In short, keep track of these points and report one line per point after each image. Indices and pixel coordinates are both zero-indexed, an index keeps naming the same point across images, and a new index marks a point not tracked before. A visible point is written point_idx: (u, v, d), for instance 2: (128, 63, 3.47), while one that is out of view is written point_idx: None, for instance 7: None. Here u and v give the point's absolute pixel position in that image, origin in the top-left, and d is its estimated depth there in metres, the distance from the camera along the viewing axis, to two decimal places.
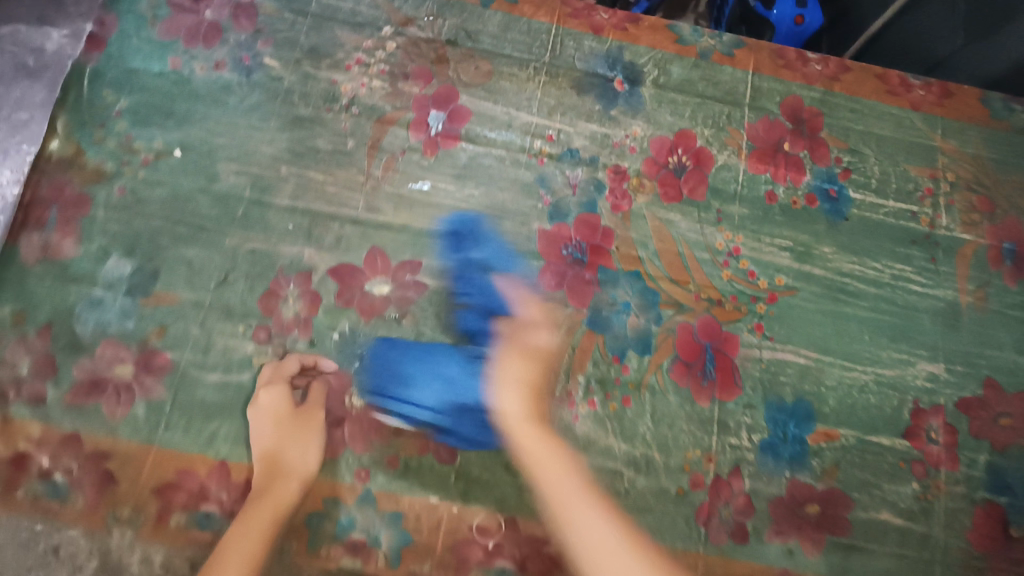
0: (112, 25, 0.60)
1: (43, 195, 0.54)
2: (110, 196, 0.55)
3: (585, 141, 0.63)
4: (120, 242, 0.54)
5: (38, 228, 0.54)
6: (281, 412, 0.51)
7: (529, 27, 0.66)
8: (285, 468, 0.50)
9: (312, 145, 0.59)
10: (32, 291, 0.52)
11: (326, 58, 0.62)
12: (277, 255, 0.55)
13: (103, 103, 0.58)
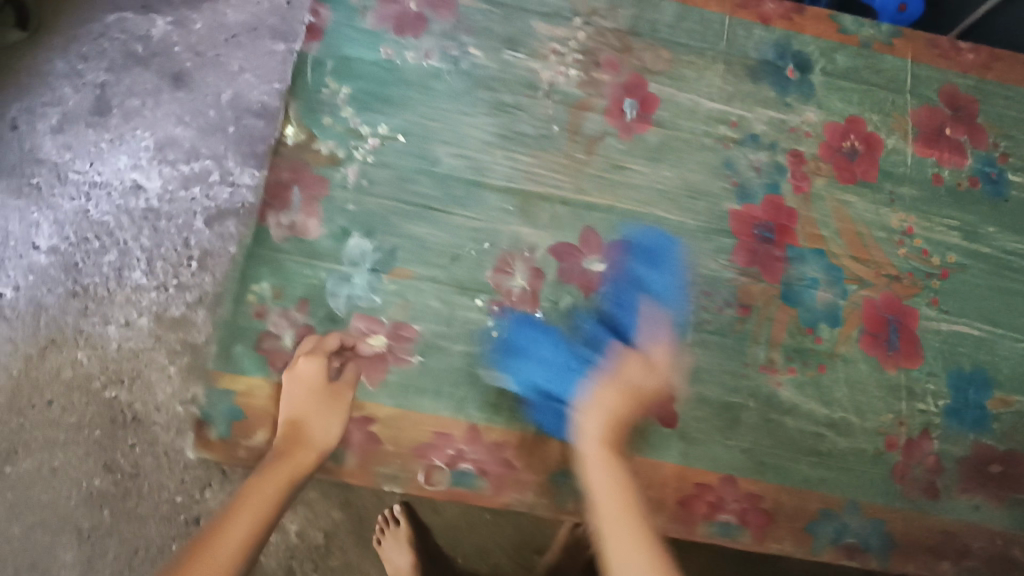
0: (325, 15, 0.71)
1: (284, 177, 0.67)
2: (344, 177, 0.68)
3: (765, 125, 0.73)
4: (358, 223, 0.67)
5: (283, 208, 0.66)
6: (318, 383, 0.62)
7: (702, 18, 0.76)
8: (311, 434, 0.61)
9: (519, 130, 0.71)
10: (286, 267, 0.66)
11: (523, 45, 0.73)
12: (500, 233, 0.68)
13: (328, 91, 0.69)
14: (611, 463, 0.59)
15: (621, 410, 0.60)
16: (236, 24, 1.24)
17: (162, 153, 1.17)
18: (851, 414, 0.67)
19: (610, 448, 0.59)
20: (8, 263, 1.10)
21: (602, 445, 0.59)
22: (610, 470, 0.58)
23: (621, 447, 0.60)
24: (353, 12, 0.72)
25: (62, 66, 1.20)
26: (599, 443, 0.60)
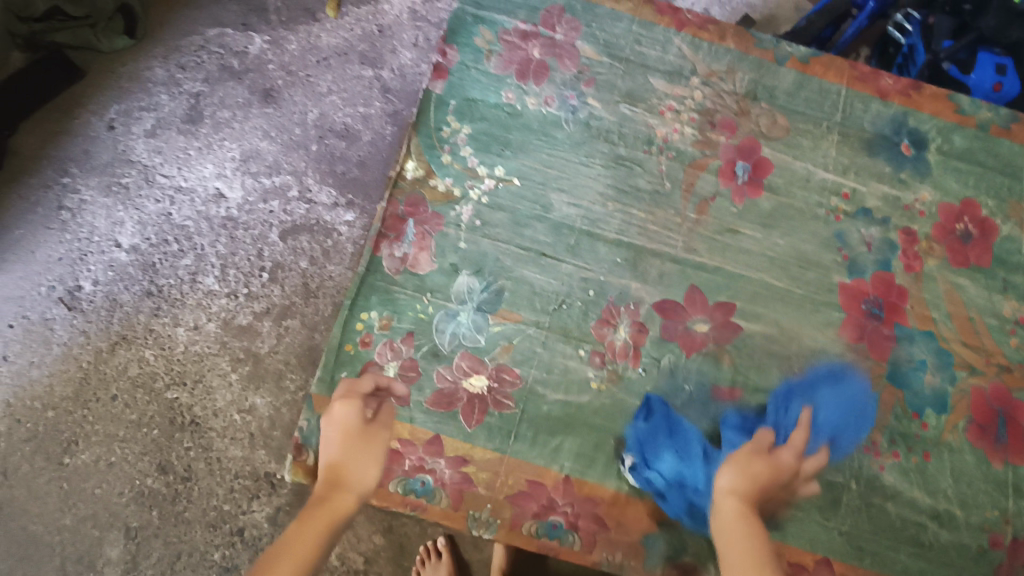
0: (453, 56, 0.87)
1: (399, 209, 0.81)
2: (456, 215, 0.81)
3: (877, 202, 0.86)
4: (467, 262, 0.80)
5: (396, 239, 0.80)
6: (354, 425, 0.72)
7: (821, 86, 0.90)
8: (353, 476, 0.69)
9: (635, 184, 0.85)
10: (396, 298, 0.78)
11: (642, 99, 0.88)
12: (610, 288, 0.81)
13: (450, 129, 0.84)
14: (740, 518, 0.63)
15: (755, 462, 0.69)
16: (328, 48, 1.28)
17: (246, 166, 1.20)
18: (956, 508, 0.77)
19: (744, 539, 0.62)
20: (91, 257, 1.13)
21: (736, 492, 0.66)
22: (745, 535, 0.62)
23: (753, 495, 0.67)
24: (479, 53, 0.87)
25: (160, 73, 1.24)
26: (729, 496, 0.66)
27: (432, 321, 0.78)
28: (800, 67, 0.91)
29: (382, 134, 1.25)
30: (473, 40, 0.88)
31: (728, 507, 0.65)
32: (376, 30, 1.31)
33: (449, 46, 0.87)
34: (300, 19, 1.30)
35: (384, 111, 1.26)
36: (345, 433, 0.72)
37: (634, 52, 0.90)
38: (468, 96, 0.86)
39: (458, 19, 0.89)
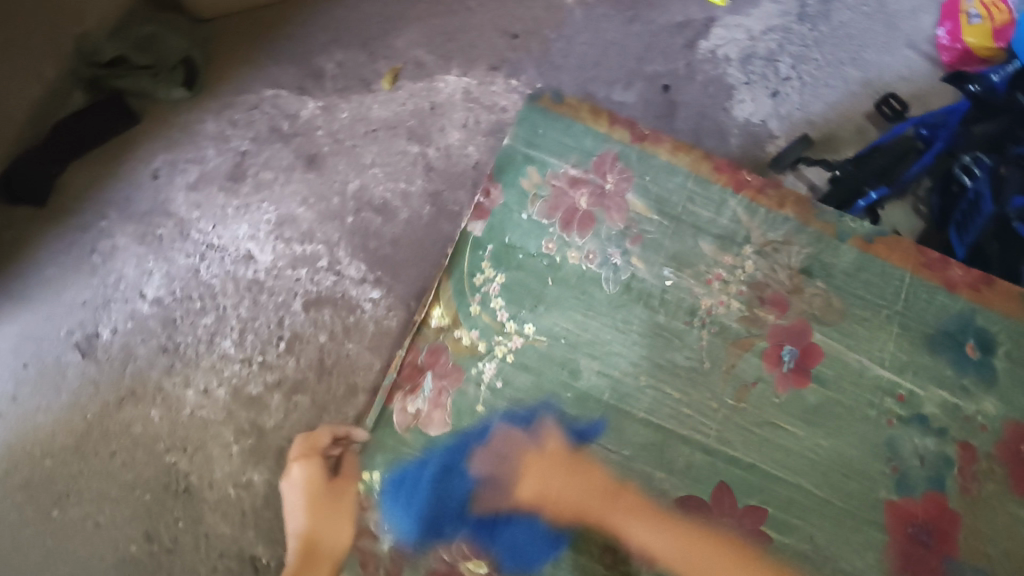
0: (496, 197, 0.97)
1: (424, 359, 0.92)
2: (477, 372, 0.92)
3: (936, 409, 0.90)
4: (482, 427, 0.90)
5: (413, 392, 0.91)
6: (319, 484, 0.90)
7: (882, 270, 0.95)
8: (328, 544, 0.87)
9: (671, 358, 0.93)
10: (403, 456, 0.89)
11: (690, 266, 0.95)
12: (627, 474, 0.89)
13: (484, 278, 0.95)
14: (546, 471, 0.88)
15: (535, 473, 0.88)
16: (378, 120, 1.28)
17: (280, 230, 1.19)
18: None
19: (550, 476, 0.88)
20: (114, 306, 1.13)
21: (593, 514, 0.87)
22: (542, 469, 0.88)
23: (555, 487, 0.88)
24: (524, 199, 0.98)
25: (211, 128, 1.24)
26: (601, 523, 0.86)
27: (439, 490, 0.88)
28: (859, 245, 0.96)
29: (420, 214, 1.23)
30: (518, 183, 0.98)
31: (534, 484, 0.87)
32: (428, 107, 1.30)
33: (499, 182, 0.98)
34: (354, 88, 1.30)
35: (425, 190, 1.25)
36: (312, 494, 0.89)
37: (684, 213, 0.98)
38: (506, 241, 0.96)
39: (512, 161, 1.00)
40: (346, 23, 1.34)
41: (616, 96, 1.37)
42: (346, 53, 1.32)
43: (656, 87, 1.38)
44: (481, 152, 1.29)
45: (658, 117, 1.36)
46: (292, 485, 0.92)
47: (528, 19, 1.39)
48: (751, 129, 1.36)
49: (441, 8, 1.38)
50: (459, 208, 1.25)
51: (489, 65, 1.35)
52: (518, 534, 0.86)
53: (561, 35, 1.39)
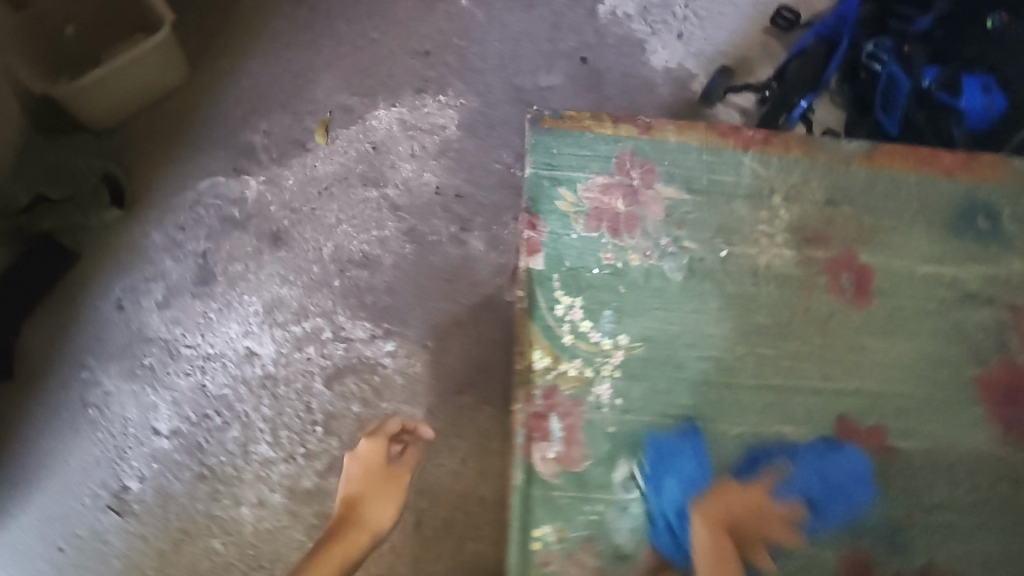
0: (542, 226, 0.78)
1: (541, 408, 0.73)
2: (597, 398, 0.74)
3: (982, 281, 0.80)
4: (625, 449, 0.73)
5: (543, 437, 0.72)
6: (375, 463, 0.81)
7: (891, 179, 0.83)
8: (369, 514, 0.78)
9: (756, 322, 0.78)
10: (557, 502, 0.71)
11: (736, 233, 0.80)
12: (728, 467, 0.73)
13: (564, 309, 0.76)
14: (715, 529, 0.68)
15: (716, 500, 0.70)
16: (327, 176, 1.26)
17: (271, 318, 1.15)
18: None
19: (725, 518, 0.69)
20: (130, 454, 1.06)
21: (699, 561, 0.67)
22: (740, 501, 0.70)
23: (730, 527, 0.69)
24: (567, 220, 0.79)
25: (159, 238, 1.18)
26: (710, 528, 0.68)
27: (607, 521, 0.71)
28: (867, 164, 0.83)
29: (404, 254, 1.22)
30: (555, 204, 0.79)
31: (715, 504, 0.70)
32: (371, 148, 1.29)
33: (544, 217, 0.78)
34: (292, 152, 1.27)
35: (399, 230, 1.23)
36: (370, 469, 0.81)
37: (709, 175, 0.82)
38: (570, 263, 0.77)
39: (547, 186, 0.80)
40: (258, 90, 1.31)
41: (543, 81, 1.39)
42: (270, 120, 1.29)
43: (575, 62, 1.41)
44: (439, 176, 1.29)
45: (588, 90, 1.39)
46: (349, 463, 0.82)
47: (433, 34, 1.40)
48: (674, 74, 1.41)
49: (346, 48, 1.37)
50: (438, 236, 1.24)
51: (413, 89, 1.35)
52: (681, 452, 0.72)
53: (470, 39, 1.40)
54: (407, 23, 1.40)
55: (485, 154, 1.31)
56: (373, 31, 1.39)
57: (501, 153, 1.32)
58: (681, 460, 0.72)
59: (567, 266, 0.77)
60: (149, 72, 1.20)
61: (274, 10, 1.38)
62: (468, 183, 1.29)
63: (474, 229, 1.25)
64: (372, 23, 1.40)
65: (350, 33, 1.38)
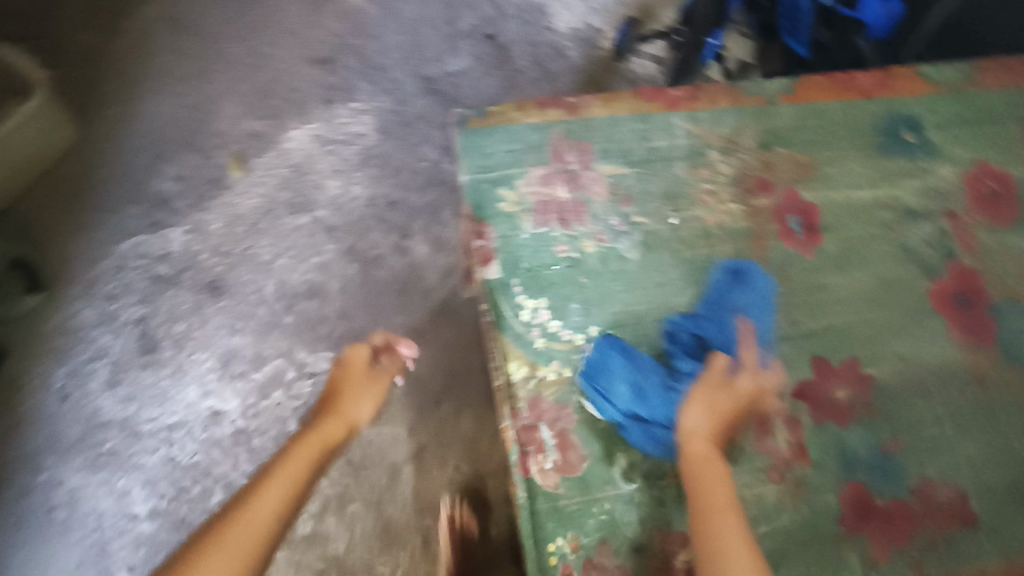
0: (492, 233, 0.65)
1: (526, 421, 0.63)
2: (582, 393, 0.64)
3: (915, 198, 0.68)
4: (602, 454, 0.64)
5: (538, 450, 0.63)
6: (358, 367, 0.94)
7: (818, 111, 0.70)
8: (349, 407, 0.90)
9: (711, 281, 0.66)
10: (566, 509, 0.62)
11: (680, 198, 0.67)
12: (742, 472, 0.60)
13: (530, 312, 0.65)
14: (725, 415, 0.60)
15: (726, 392, 0.60)
16: (252, 211, 1.20)
17: (230, 370, 1.10)
18: None
19: (729, 408, 0.60)
20: (115, 544, 1.01)
21: (698, 459, 0.57)
22: (734, 400, 0.61)
23: (724, 432, 0.60)
24: (512, 219, 0.66)
25: (89, 314, 1.10)
26: (700, 436, 0.58)
27: (617, 516, 0.63)
28: (791, 99, 0.71)
29: (351, 274, 1.19)
30: (497, 204, 0.66)
31: (719, 394, 0.60)
32: (291, 170, 1.23)
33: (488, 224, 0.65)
34: (209, 193, 1.19)
35: (339, 251, 1.20)
36: (352, 374, 0.93)
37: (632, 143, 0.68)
38: (528, 263, 0.65)
39: (483, 193, 0.66)
40: (157, 134, 1.21)
41: (451, 65, 1.35)
42: (179, 164, 1.20)
43: (479, 40, 1.37)
44: (368, 186, 1.24)
45: (498, 66, 1.36)
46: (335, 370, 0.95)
47: (328, 37, 1.32)
48: (581, 36, 1.40)
49: (240, 69, 1.27)
50: (380, 249, 1.21)
51: (321, 100, 1.28)
52: (753, 287, 0.65)
53: (369, 36, 1.34)
54: (299, 30, 1.31)
55: (410, 153, 1.27)
56: (264, 45, 1.29)
57: (424, 150, 1.28)
58: (638, 366, 0.63)
59: (528, 270, 0.65)
60: (35, 138, 1.10)
61: (151, 43, 1.26)
62: (399, 188, 1.25)
63: (415, 234, 1.22)
64: (262, 37, 1.30)
65: (240, 53, 1.28)
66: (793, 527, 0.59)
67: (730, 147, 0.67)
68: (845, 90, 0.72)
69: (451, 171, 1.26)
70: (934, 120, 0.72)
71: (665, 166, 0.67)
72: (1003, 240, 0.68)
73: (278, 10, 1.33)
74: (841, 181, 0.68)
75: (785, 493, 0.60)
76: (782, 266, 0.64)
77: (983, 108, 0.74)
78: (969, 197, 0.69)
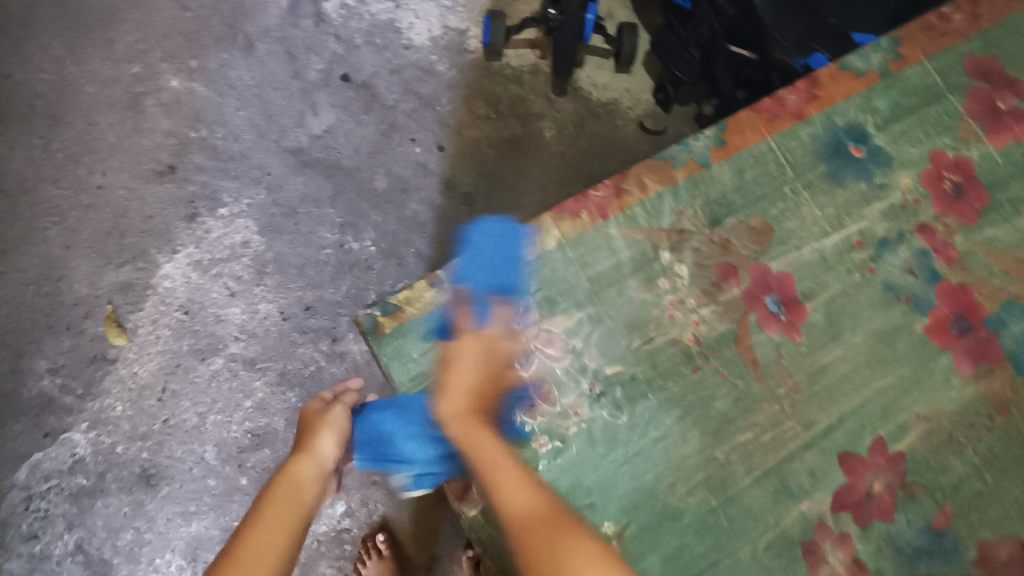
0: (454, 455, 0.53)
1: None
2: None
3: (883, 224, 0.61)
4: None
5: None
6: (313, 413, 0.59)
7: (755, 157, 0.62)
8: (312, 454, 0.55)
9: (716, 411, 0.55)
10: None
11: (649, 324, 0.56)
12: None
13: None
14: (474, 363, 0.54)
15: (451, 386, 0.53)
16: (156, 377, 0.96)
17: (201, 562, 0.93)
18: None
19: (479, 378, 0.53)
20: None
21: (455, 417, 0.52)
22: (479, 362, 0.54)
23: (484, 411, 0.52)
24: None
25: (15, 565, 0.91)
26: (461, 419, 0.52)
27: None
28: (724, 154, 0.61)
29: (292, 404, 0.97)
30: None
31: (468, 354, 0.54)
32: (181, 315, 0.98)
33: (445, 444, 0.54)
34: (97, 374, 0.96)
35: (270, 384, 0.97)
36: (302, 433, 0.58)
37: (570, 269, 0.57)
38: None
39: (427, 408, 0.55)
40: (7, 326, 0.96)
41: (316, 127, 1.05)
42: (50, 354, 0.96)
43: (336, 87, 1.07)
44: (273, 299, 0.99)
45: (368, 110, 1.07)
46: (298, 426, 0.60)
47: (163, 141, 1.03)
48: (443, 43, 1.10)
49: (76, 215, 1.00)
50: (315, 364, 0.98)
51: (183, 218, 1.01)
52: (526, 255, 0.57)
53: (210, 124, 1.04)
54: (124, 144, 1.02)
55: (306, 245, 1.01)
56: (92, 176, 1.01)
57: (322, 233, 1.02)
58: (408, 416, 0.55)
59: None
60: None
61: None
62: (312, 287, 1.00)
63: (347, 334, 0.99)
64: (86, 168, 1.01)
65: (67, 195, 1.00)
66: None
67: (679, 241, 0.59)
68: (775, 121, 0.63)
69: (361, 250, 1.00)
70: (876, 121, 0.64)
71: (618, 290, 0.57)
72: (980, 236, 0.61)
73: (92, 128, 1.02)
74: (805, 234, 0.60)
75: None
76: (777, 363, 0.56)
77: (919, 87, 0.65)
78: (933, 202, 0.62)
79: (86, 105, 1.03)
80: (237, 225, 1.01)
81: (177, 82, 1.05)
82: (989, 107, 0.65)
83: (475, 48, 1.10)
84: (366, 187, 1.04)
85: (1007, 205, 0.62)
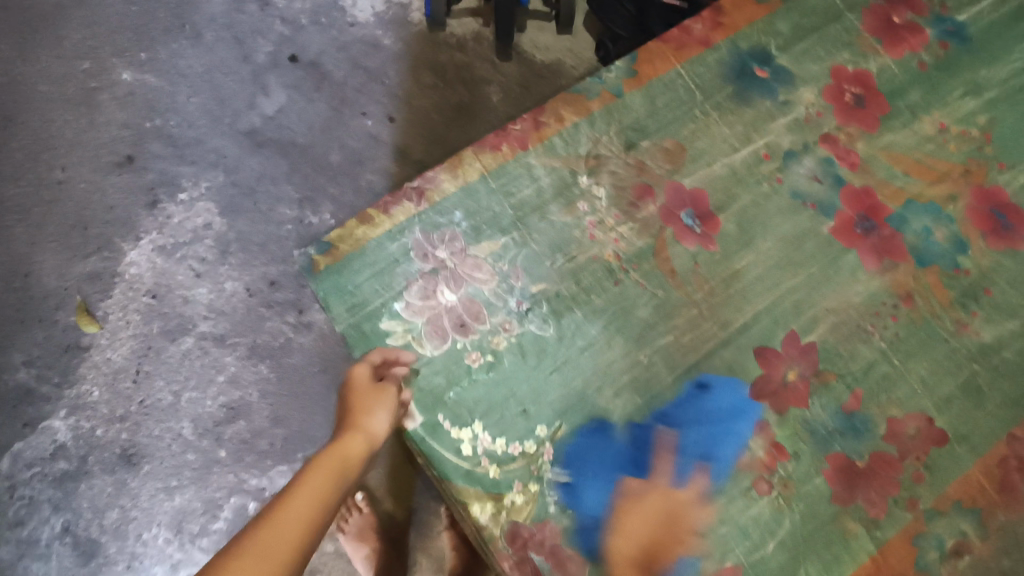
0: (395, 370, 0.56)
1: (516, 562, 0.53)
2: (558, 502, 0.55)
3: (789, 137, 0.65)
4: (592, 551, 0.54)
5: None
6: None
7: (665, 84, 0.65)
8: (359, 421, 0.53)
9: (639, 319, 0.59)
10: None
11: (571, 244, 0.60)
12: (737, 484, 0.56)
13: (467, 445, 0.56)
14: (654, 522, 0.54)
15: (644, 507, 0.55)
16: (128, 360, 0.98)
17: (186, 533, 0.95)
18: None
19: (659, 527, 0.54)
20: None
21: (621, 563, 0.53)
22: (657, 513, 0.55)
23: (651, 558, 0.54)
24: (410, 348, 0.57)
25: (5, 552, 0.93)
26: (626, 564, 0.53)
27: None
28: (636, 84, 0.65)
29: (264, 375, 0.99)
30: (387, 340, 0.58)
31: (655, 504, 0.55)
32: (149, 298, 1.00)
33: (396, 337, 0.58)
34: (72, 362, 0.98)
35: (242, 358, 0.99)
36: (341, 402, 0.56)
37: (494, 199, 0.61)
38: (447, 392, 0.57)
39: (365, 335, 0.58)
40: None
41: (268, 109, 1.08)
42: (24, 346, 0.98)
43: (286, 68, 1.09)
44: (239, 276, 1.02)
45: (319, 89, 1.09)
46: None
47: (119, 133, 1.05)
48: (386, 16, 1.12)
49: (40, 211, 1.02)
50: (284, 335, 1.00)
51: (145, 206, 1.03)
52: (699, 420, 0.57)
53: (164, 112, 1.06)
54: (81, 138, 1.04)
55: (266, 222, 1.03)
56: (53, 172, 1.03)
57: (283, 210, 1.04)
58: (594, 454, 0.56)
59: (450, 398, 0.56)
60: None
61: None
62: (276, 262, 1.03)
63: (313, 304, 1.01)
64: (46, 164, 1.03)
65: (30, 192, 1.02)
66: (799, 530, 0.55)
67: (595, 165, 0.62)
68: (683, 49, 0.66)
69: (321, 223, 1.02)
70: (779, 43, 0.67)
71: (540, 214, 0.61)
72: (880, 142, 0.65)
73: (49, 125, 1.04)
74: (715, 152, 0.64)
75: (778, 498, 0.56)
76: (694, 272, 0.60)
77: (819, 9, 0.69)
78: (835, 113, 0.66)
79: (40, 103, 1.05)
80: (196, 207, 1.03)
81: (129, 75, 1.07)
82: (885, 22, 0.69)
83: (416, 18, 1.12)
84: (321, 162, 1.06)
85: (906, 111, 0.66)
